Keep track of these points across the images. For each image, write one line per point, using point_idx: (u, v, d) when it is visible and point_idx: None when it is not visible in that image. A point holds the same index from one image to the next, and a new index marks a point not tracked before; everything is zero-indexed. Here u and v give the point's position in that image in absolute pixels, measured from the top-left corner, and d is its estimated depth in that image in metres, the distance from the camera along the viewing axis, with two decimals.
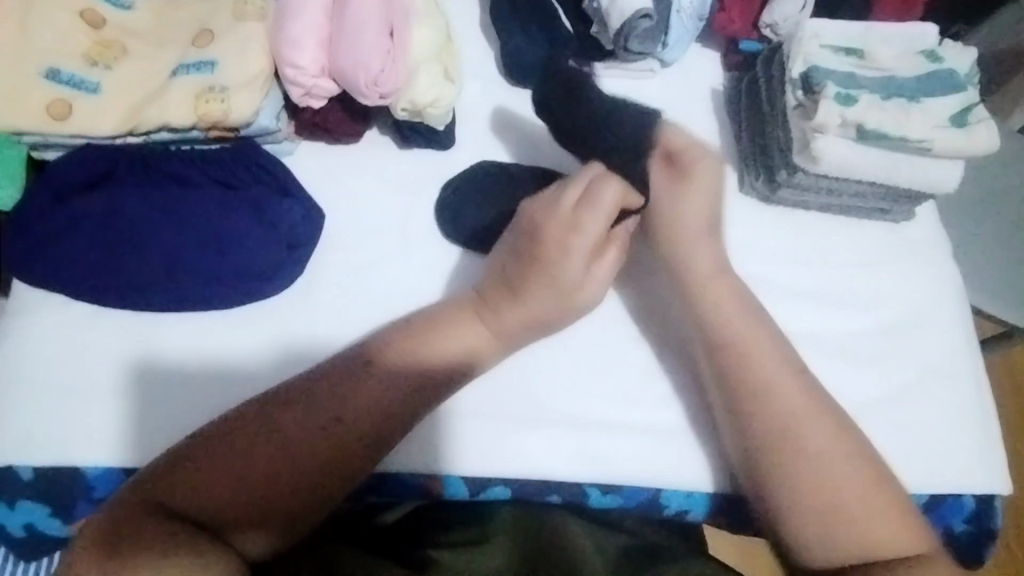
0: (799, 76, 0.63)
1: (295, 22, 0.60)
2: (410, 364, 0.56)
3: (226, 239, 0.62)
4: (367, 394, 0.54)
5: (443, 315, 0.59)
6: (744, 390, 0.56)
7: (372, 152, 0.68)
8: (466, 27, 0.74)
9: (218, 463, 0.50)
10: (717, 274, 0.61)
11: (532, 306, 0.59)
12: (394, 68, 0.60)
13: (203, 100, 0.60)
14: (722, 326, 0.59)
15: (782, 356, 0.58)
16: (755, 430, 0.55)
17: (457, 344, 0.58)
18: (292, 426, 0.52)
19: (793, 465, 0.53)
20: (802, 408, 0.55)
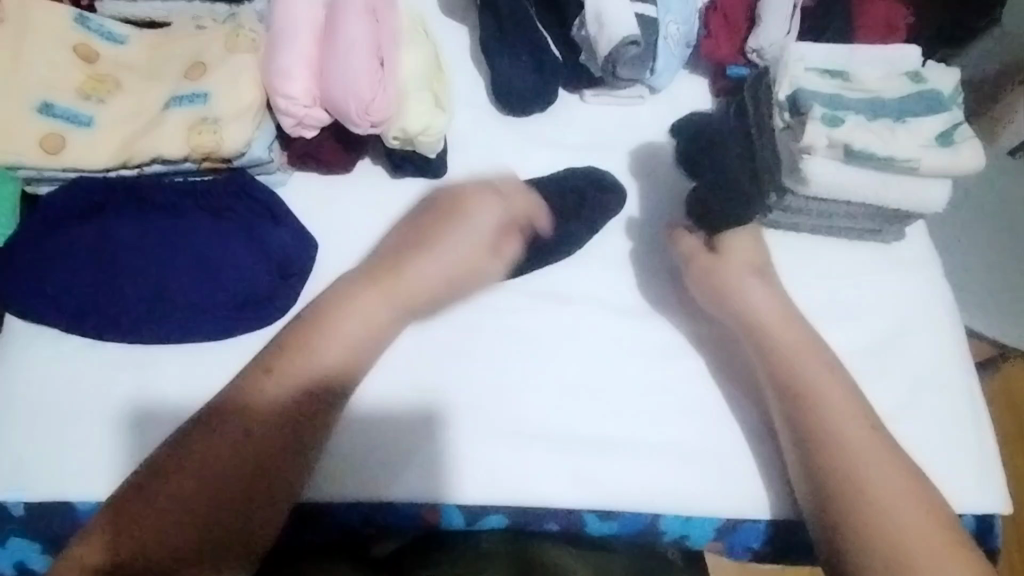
0: (786, 98, 0.63)
1: (286, 54, 0.61)
2: (322, 354, 0.57)
3: (220, 269, 0.62)
4: (276, 379, 0.55)
5: (350, 288, 0.60)
6: (821, 434, 0.56)
7: (365, 181, 0.68)
8: (457, 57, 0.75)
9: (167, 493, 0.51)
10: (784, 321, 0.62)
11: (438, 266, 0.63)
12: (385, 96, 0.61)
13: (196, 131, 0.60)
14: (796, 371, 0.59)
15: (852, 398, 0.58)
16: (822, 453, 0.55)
17: (359, 314, 0.59)
18: (221, 432, 0.53)
19: (862, 505, 0.53)
20: (862, 450, 0.55)
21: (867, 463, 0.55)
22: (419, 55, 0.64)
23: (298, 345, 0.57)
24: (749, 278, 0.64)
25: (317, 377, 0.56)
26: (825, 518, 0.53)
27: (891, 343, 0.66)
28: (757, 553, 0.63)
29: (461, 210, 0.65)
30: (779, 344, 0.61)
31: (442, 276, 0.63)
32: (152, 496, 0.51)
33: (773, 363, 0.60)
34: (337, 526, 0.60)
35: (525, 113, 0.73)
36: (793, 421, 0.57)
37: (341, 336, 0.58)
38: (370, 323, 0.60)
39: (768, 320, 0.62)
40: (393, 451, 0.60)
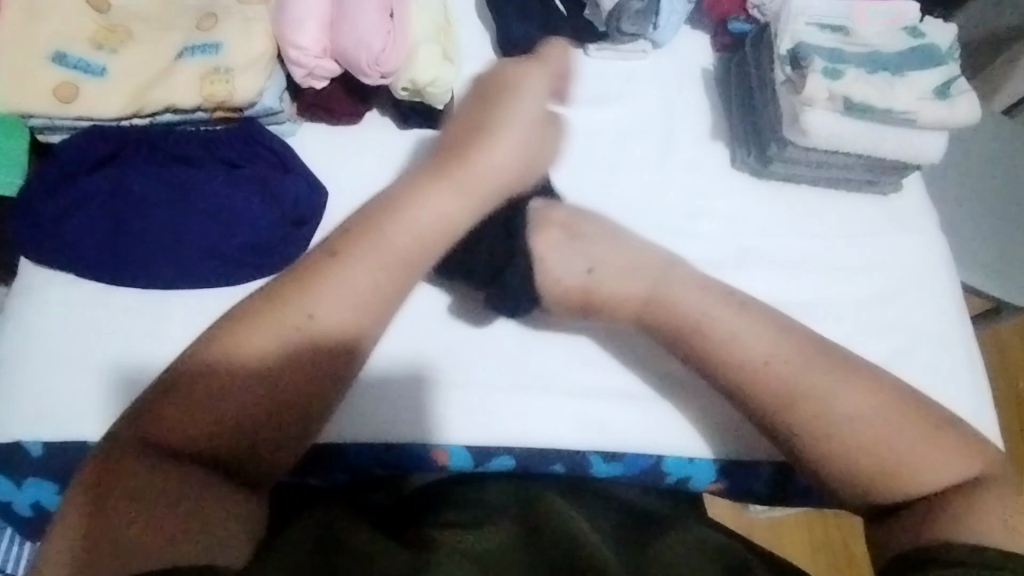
0: (787, 52, 0.65)
1: (297, 4, 0.61)
2: (341, 291, 0.53)
3: (232, 214, 0.63)
4: (335, 278, 0.53)
5: (422, 191, 0.58)
6: (755, 380, 0.54)
7: (374, 132, 0.69)
8: (464, 12, 0.76)
9: (199, 398, 0.48)
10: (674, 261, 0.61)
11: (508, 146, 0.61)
12: (395, 47, 0.62)
13: (208, 81, 0.61)
14: (708, 319, 0.57)
15: (762, 323, 0.57)
16: (790, 416, 0.53)
17: (425, 218, 0.57)
18: (267, 345, 0.51)
19: (825, 436, 0.51)
20: (799, 381, 0.53)
21: (815, 397, 0.53)
22: (427, 6, 0.65)
23: (299, 285, 0.52)
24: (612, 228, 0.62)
25: (332, 314, 0.52)
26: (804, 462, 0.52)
27: (885, 293, 0.68)
28: (756, 494, 0.66)
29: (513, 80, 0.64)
30: (715, 317, 0.57)
31: (510, 169, 0.61)
32: (183, 402, 0.48)
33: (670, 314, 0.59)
34: (354, 467, 0.63)
35: None
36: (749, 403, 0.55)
37: (388, 257, 0.55)
38: (432, 229, 0.57)
39: (676, 278, 0.60)
40: (394, 396, 0.63)
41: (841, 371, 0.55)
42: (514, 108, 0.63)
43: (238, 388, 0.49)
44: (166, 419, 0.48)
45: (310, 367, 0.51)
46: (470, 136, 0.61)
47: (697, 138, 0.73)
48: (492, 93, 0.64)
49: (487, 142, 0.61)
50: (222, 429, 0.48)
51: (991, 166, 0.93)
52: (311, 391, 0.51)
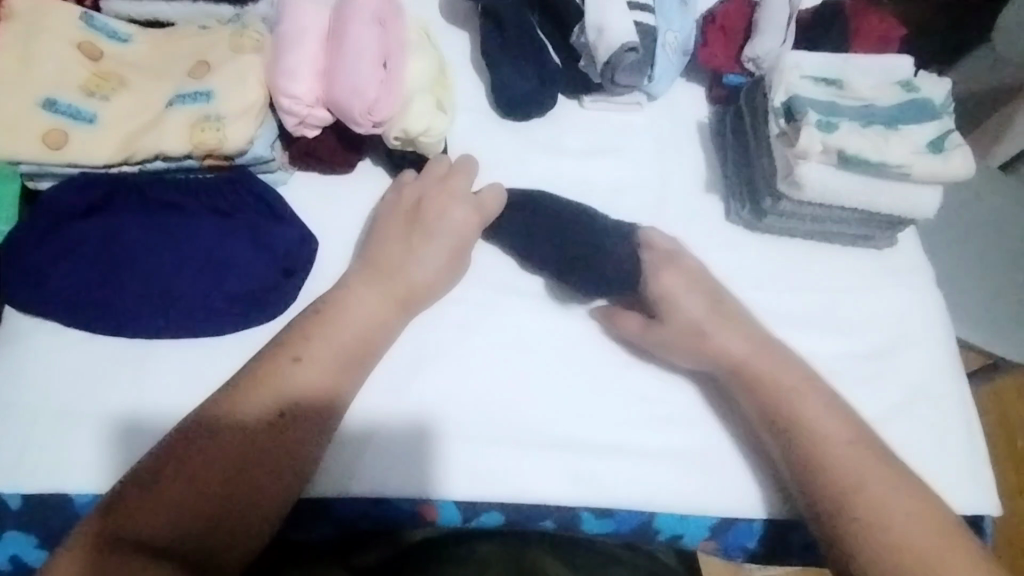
0: (781, 105, 0.65)
1: (291, 53, 0.61)
2: (319, 376, 0.55)
3: (222, 263, 0.62)
4: (290, 376, 0.54)
5: (365, 289, 0.60)
6: (808, 441, 0.56)
7: (366, 181, 0.69)
8: (460, 65, 0.78)
9: (171, 494, 0.49)
10: (761, 347, 0.61)
11: (429, 260, 0.62)
12: (388, 96, 0.61)
13: (199, 129, 0.60)
14: (777, 391, 0.58)
15: (843, 414, 0.57)
16: (828, 488, 0.54)
17: (365, 312, 0.59)
18: (233, 443, 0.52)
19: (857, 496, 0.53)
20: (860, 464, 0.54)
21: (866, 477, 0.54)
22: (424, 56, 0.65)
23: (273, 367, 0.55)
24: (710, 318, 0.61)
25: (303, 396, 0.54)
26: (829, 525, 0.53)
27: (883, 346, 0.67)
28: (749, 551, 0.64)
29: (431, 204, 0.64)
30: (797, 399, 0.58)
31: (436, 271, 0.62)
32: (152, 500, 0.49)
33: (761, 399, 0.59)
34: (338, 521, 0.61)
35: (526, 119, 0.76)
36: (806, 480, 0.55)
37: (341, 347, 0.57)
38: (372, 324, 0.59)
39: (758, 365, 0.60)
40: (388, 452, 0.60)
41: (895, 476, 0.54)
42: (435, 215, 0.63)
43: (209, 487, 0.50)
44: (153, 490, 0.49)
45: (289, 451, 0.53)
46: (393, 243, 0.62)
47: (690, 189, 0.74)
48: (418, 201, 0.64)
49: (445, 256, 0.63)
50: (211, 501, 0.50)
51: (981, 218, 0.94)
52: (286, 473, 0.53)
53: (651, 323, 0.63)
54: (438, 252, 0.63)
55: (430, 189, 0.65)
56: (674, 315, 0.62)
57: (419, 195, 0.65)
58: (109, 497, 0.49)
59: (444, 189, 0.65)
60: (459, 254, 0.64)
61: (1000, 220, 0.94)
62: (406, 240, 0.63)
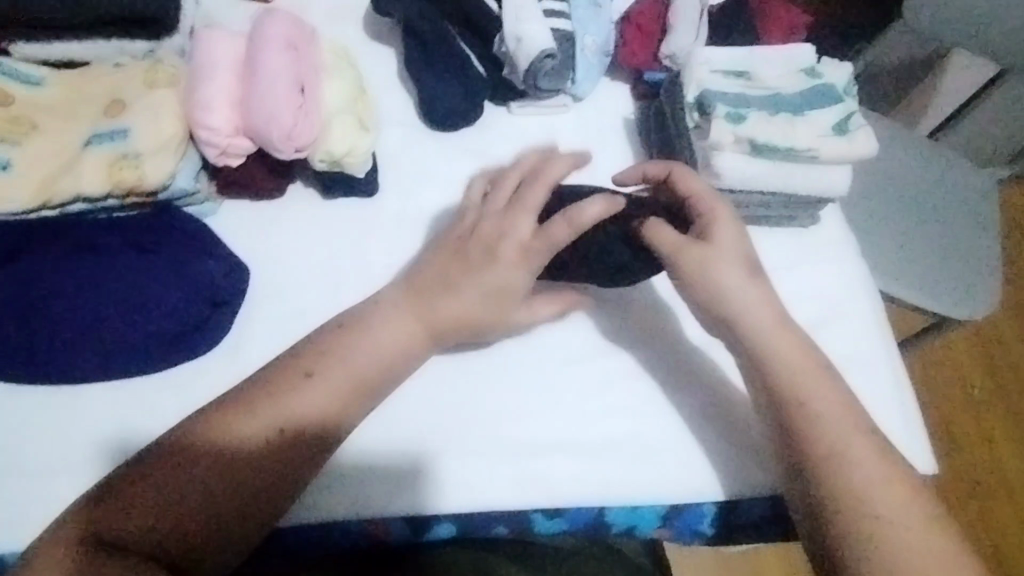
0: (693, 99, 0.66)
1: (206, 85, 0.61)
2: (330, 400, 0.55)
3: (145, 300, 0.61)
4: (303, 398, 0.55)
5: (387, 312, 0.60)
6: (803, 425, 0.55)
7: (294, 206, 0.69)
8: (384, 80, 0.79)
9: (162, 497, 0.50)
10: (782, 329, 0.58)
11: (468, 296, 0.60)
12: (307, 121, 0.62)
13: (116, 168, 0.60)
14: (790, 369, 0.57)
15: (841, 398, 0.56)
16: (823, 473, 0.53)
17: (383, 334, 0.59)
18: (233, 457, 0.52)
19: (847, 474, 0.52)
20: (865, 458, 0.53)
21: (862, 470, 0.52)
22: (339, 80, 0.66)
23: (285, 381, 0.55)
24: (734, 272, 0.59)
25: (311, 422, 0.55)
26: (818, 513, 0.52)
27: (816, 322, 0.69)
28: (701, 535, 0.65)
29: (508, 218, 0.61)
30: (798, 372, 0.57)
31: (479, 310, 0.61)
32: (142, 496, 0.50)
33: (775, 367, 0.57)
34: (290, 548, 0.61)
35: (453, 129, 0.77)
36: (800, 463, 0.54)
37: (352, 373, 0.56)
38: (393, 352, 0.59)
39: (766, 331, 0.58)
40: (335, 475, 0.60)
41: (896, 468, 0.53)
42: (508, 224, 0.61)
43: (202, 493, 0.51)
44: (144, 486, 0.50)
45: (287, 479, 0.54)
46: (439, 270, 0.61)
47: None
48: (478, 226, 0.62)
49: (501, 276, 0.60)
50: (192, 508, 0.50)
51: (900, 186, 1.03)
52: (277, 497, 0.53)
53: (681, 245, 0.60)
54: (496, 285, 0.60)
55: (500, 199, 0.63)
56: (715, 241, 0.59)
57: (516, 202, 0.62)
58: (101, 488, 0.51)
59: (523, 197, 0.62)
60: (508, 303, 0.61)
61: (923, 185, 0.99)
62: (442, 276, 0.61)
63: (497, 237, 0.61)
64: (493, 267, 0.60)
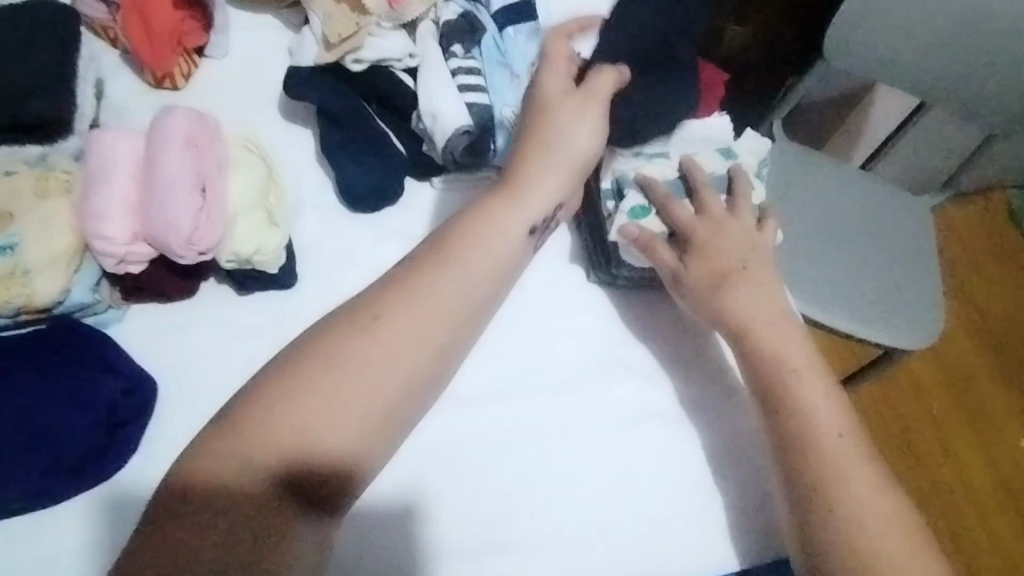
0: (610, 187, 0.70)
1: (99, 194, 0.59)
2: (417, 319, 0.55)
3: (39, 425, 0.56)
4: (416, 306, 0.56)
5: (494, 212, 0.62)
6: (799, 427, 0.57)
7: (206, 306, 0.65)
8: (302, 164, 0.77)
9: (310, 420, 0.50)
10: (778, 321, 0.62)
11: (547, 178, 0.65)
12: (209, 224, 0.59)
13: (3, 287, 0.56)
14: (786, 370, 0.60)
15: (847, 412, 0.58)
16: (809, 474, 0.55)
17: (480, 237, 0.61)
18: (383, 369, 0.53)
19: (840, 482, 0.54)
20: (853, 464, 0.55)
21: (854, 475, 0.55)
22: (245, 174, 0.64)
23: (381, 306, 0.55)
24: (748, 287, 0.63)
25: (421, 349, 0.55)
26: (808, 517, 0.54)
27: None
28: None
29: (560, 115, 0.66)
30: (797, 382, 0.59)
31: (591, 140, 0.66)
32: (284, 426, 0.49)
33: (762, 376, 0.60)
34: None
35: (375, 210, 0.75)
36: (794, 467, 0.56)
37: (464, 294, 0.58)
38: (504, 240, 0.62)
39: (772, 329, 0.62)
40: None
41: (886, 483, 0.55)
42: (553, 105, 0.66)
43: (358, 410, 0.51)
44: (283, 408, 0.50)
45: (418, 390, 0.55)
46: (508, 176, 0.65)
47: (549, 257, 0.73)
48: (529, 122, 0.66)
49: (552, 159, 0.65)
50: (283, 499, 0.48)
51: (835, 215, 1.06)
52: (344, 478, 0.51)
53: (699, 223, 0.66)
54: (581, 129, 0.66)
55: (529, 114, 0.67)
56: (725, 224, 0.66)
57: (545, 93, 0.67)
58: (215, 426, 0.50)
59: (548, 91, 0.67)
60: (591, 106, 0.66)
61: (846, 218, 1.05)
62: (530, 153, 0.65)
63: (544, 112, 0.66)
64: (567, 127, 0.66)
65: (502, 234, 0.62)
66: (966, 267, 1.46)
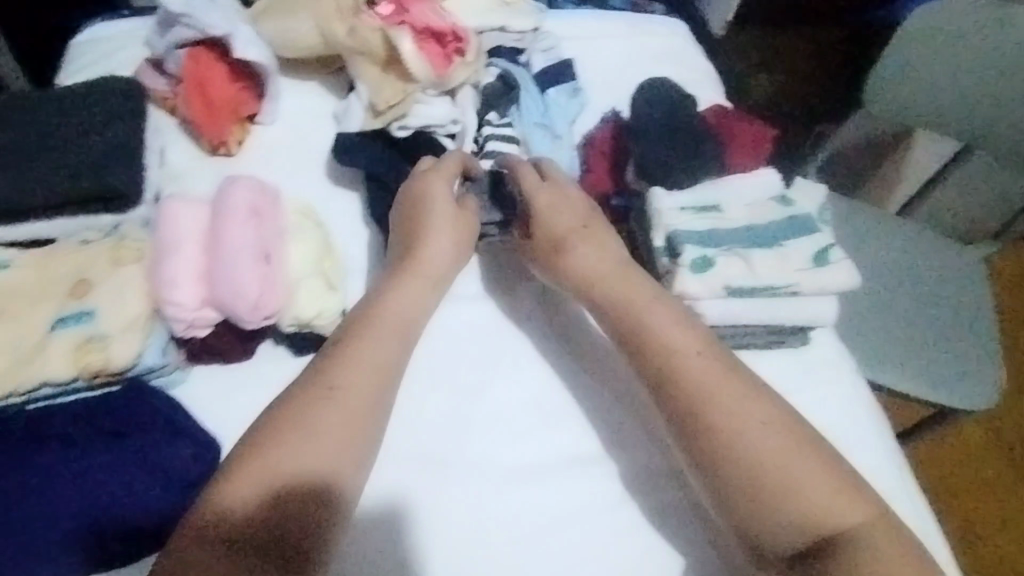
0: (663, 244, 0.69)
1: (169, 261, 0.61)
2: (365, 354, 0.58)
3: (108, 495, 0.56)
4: (356, 351, 0.58)
5: (402, 284, 0.64)
6: (711, 437, 0.53)
7: (266, 368, 0.67)
8: (351, 228, 0.79)
9: (273, 460, 0.51)
10: (681, 325, 0.59)
11: (445, 242, 0.67)
12: (272, 289, 0.61)
13: (83, 351, 0.59)
14: (697, 381, 0.56)
15: (768, 405, 0.55)
16: (734, 480, 0.52)
17: (402, 302, 0.63)
18: (327, 405, 0.54)
19: (776, 475, 0.51)
20: (788, 452, 0.52)
21: (788, 465, 0.52)
22: (306, 240, 0.66)
23: (338, 361, 0.57)
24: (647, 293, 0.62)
25: (369, 376, 0.57)
26: (761, 529, 0.50)
27: None
28: None
29: (428, 197, 0.68)
30: (701, 385, 0.56)
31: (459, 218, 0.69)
32: (253, 471, 0.51)
33: (664, 388, 0.57)
34: None
35: None
36: (723, 485, 0.53)
37: (387, 330, 0.60)
38: (416, 311, 0.63)
39: (680, 343, 0.58)
40: None
41: (821, 460, 0.52)
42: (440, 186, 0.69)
43: (313, 440, 0.53)
44: (258, 458, 0.51)
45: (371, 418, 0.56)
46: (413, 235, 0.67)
47: None
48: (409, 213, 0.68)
49: (443, 218, 0.67)
50: (258, 544, 0.48)
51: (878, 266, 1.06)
52: (326, 503, 0.52)
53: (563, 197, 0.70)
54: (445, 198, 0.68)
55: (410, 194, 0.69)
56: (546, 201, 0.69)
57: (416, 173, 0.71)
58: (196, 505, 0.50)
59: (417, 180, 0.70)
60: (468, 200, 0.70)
61: (889, 270, 1.06)
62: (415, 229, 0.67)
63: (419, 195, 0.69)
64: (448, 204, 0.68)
65: (441, 263, 0.66)
66: (1016, 321, 1.44)
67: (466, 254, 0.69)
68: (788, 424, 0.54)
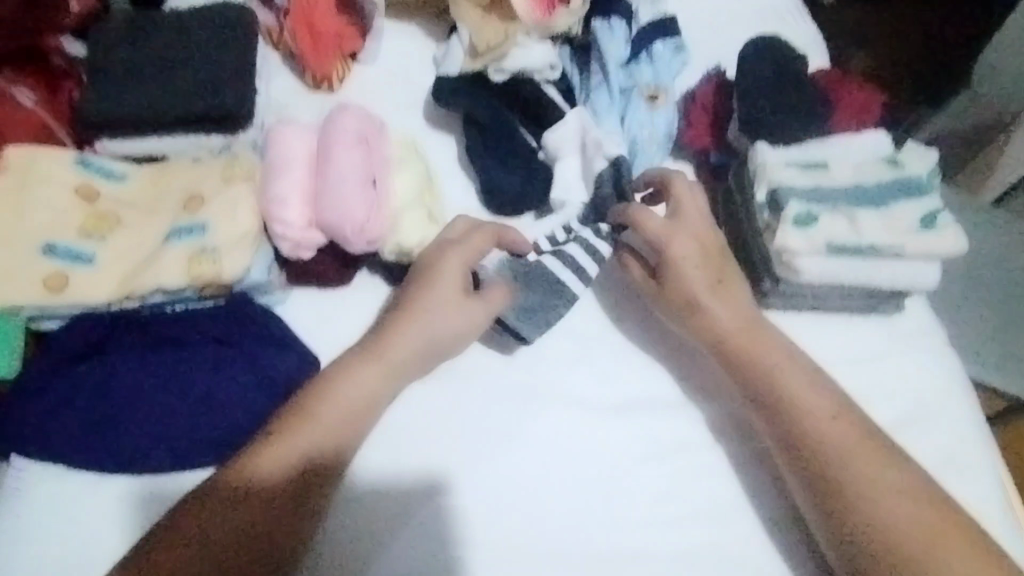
0: (764, 198, 0.68)
1: (280, 180, 0.63)
2: (332, 412, 0.59)
3: (218, 394, 0.61)
4: (329, 409, 0.59)
5: (392, 329, 0.63)
6: (806, 446, 0.59)
7: (361, 294, 0.68)
8: (445, 168, 0.80)
9: (226, 510, 0.55)
10: (751, 330, 0.64)
11: (433, 314, 0.63)
12: (379, 215, 0.63)
13: (196, 262, 0.61)
14: (783, 387, 0.61)
15: (858, 424, 0.60)
16: (826, 493, 0.57)
17: (355, 390, 0.60)
18: (285, 462, 0.57)
19: (867, 501, 0.56)
20: (881, 478, 0.57)
21: (880, 489, 0.56)
22: (409, 173, 0.67)
23: (339, 378, 0.61)
24: (728, 301, 0.65)
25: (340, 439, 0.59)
26: (851, 552, 0.55)
27: (908, 417, 0.67)
28: None
29: (437, 264, 0.64)
30: (802, 406, 0.60)
31: (462, 322, 0.63)
32: (214, 509, 0.55)
33: (755, 388, 0.62)
34: None
35: (516, 214, 0.77)
36: (813, 489, 0.58)
37: (376, 379, 0.61)
38: (371, 393, 0.61)
39: (762, 354, 0.63)
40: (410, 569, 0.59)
41: (919, 488, 0.57)
42: (440, 277, 0.64)
43: (259, 501, 0.56)
44: (218, 495, 0.56)
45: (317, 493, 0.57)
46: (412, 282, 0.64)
47: None
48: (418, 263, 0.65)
49: (438, 293, 0.63)
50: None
51: None
52: (266, 558, 0.55)
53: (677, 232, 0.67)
54: (462, 249, 0.65)
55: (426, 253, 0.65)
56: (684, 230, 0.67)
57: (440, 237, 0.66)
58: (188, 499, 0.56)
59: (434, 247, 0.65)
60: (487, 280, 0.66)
61: None
62: (418, 278, 0.64)
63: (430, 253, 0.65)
64: (453, 297, 0.64)
65: (440, 320, 0.63)
66: None
67: (467, 335, 0.64)
68: (880, 443, 0.59)
